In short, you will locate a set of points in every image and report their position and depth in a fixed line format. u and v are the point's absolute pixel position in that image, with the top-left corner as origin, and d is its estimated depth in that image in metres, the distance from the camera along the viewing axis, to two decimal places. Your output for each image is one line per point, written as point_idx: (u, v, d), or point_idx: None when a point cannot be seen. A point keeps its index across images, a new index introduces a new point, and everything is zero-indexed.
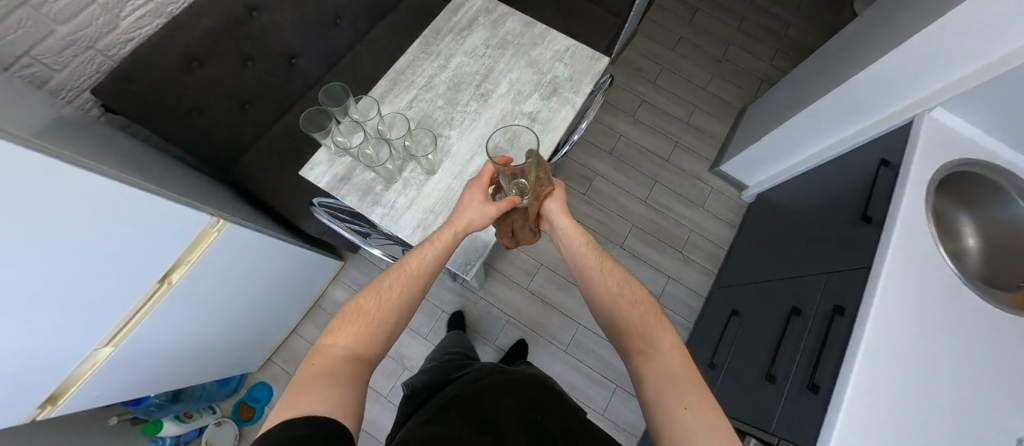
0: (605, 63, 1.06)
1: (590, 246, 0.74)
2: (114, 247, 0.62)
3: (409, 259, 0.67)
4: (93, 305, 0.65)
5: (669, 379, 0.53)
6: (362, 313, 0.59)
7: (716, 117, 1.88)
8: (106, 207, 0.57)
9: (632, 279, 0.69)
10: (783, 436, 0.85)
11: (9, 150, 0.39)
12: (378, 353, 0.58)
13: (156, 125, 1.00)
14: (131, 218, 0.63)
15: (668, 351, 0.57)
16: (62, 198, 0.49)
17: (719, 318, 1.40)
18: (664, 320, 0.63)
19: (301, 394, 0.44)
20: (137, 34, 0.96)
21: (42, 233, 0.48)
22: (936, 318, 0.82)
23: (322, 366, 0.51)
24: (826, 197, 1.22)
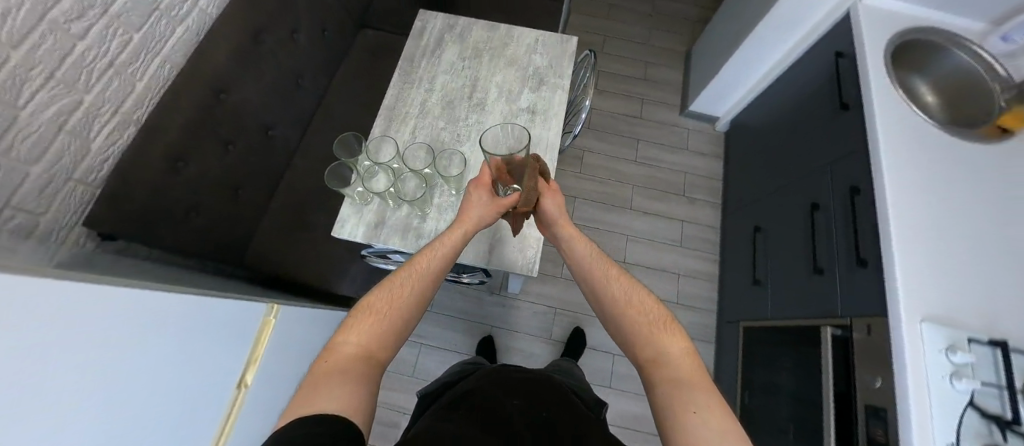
0: (576, 42, 1.12)
1: (597, 255, 0.73)
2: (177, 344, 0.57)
3: (419, 257, 0.68)
4: (179, 401, 0.55)
5: (678, 385, 0.54)
6: (374, 311, 0.60)
7: (668, 65, 2.00)
8: (154, 305, 0.53)
9: (641, 286, 0.69)
10: (853, 314, 0.93)
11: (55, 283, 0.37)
12: (390, 351, 0.59)
13: (159, 238, 0.93)
14: (175, 314, 0.57)
15: (677, 355, 0.59)
16: (113, 308, 0.45)
17: (743, 239, 1.48)
18: (675, 327, 0.63)
19: (315, 394, 0.47)
20: (111, 152, 0.91)
21: (114, 362, 0.43)
22: (934, 168, 0.93)
23: (335, 364, 0.53)
24: (795, 102, 1.34)
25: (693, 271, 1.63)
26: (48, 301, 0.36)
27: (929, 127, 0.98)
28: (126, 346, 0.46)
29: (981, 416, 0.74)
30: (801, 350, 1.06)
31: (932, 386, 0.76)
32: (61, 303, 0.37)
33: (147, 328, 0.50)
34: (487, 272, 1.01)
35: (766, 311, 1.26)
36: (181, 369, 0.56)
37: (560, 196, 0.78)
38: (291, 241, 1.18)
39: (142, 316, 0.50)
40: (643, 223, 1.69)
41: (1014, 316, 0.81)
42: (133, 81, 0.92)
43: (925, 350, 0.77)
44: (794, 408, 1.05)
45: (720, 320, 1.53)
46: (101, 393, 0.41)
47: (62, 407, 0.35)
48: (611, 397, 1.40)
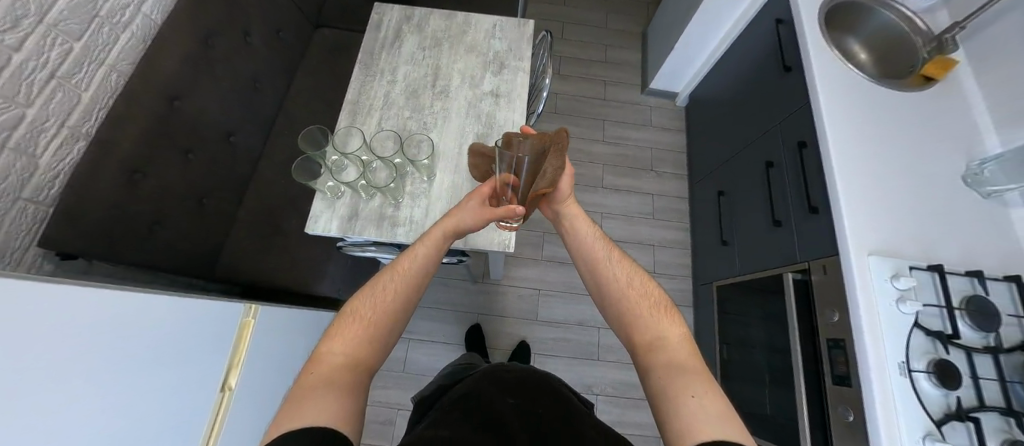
0: (532, 25, 1.15)
1: (598, 238, 0.78)
2: (142, 351, 0.57)
3: (402, 258, 0.68)
4: (142, 410, 0.55)
5: (674, 369, 0.56)
6: (360, 318, 0.59)
7: (627, 46, 2.06)
8: (122, 312, 0.56)
9: (648, 276, 0.73)
10: (810, 258, 1.00)
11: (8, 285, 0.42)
12: (378, 356, 0.58)
13: (120, 254, 0.90)
14: (138, 322, 0.58)
15: (676, 340, 0.62)
16: (69, 315, 0.48)
17: (710, 205, 1.56)
18: (674, 314, 0.66)
19: (302, 404, 0.45)
20: (60, 169, 0.87)
21: (60, 365, 0.45)
22: (869, 117, 1.01)
23: (322, 374, 0.51)
24: (745, 70, 1.42)
25: (667, 240, 1.69)
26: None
27: (862, 80, 1.06)
28: (19, 354, 0.41)
29: (926, 335, 0.81)
30: (768, 299, 1.13)
31: (883, 314, 0.82)
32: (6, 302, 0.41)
33: (78, 335, 0.48)
34: (466, 253, 1.03)
35: (735, 268, 1.33)
36: (144, 374, 0.57)
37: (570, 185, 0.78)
38: (263, 245, 1.14)
39: (100, 324, 0.52)
40: (616, 200, 1.74)
41: (949, 244, 0.89)
42: (78, 93, 0.89)
43: (874, 282, 0.84)
44: (767, 354, 1.11)
45: (696, 284, 1.60)
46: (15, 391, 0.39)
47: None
48: (600, 368, 1.45)
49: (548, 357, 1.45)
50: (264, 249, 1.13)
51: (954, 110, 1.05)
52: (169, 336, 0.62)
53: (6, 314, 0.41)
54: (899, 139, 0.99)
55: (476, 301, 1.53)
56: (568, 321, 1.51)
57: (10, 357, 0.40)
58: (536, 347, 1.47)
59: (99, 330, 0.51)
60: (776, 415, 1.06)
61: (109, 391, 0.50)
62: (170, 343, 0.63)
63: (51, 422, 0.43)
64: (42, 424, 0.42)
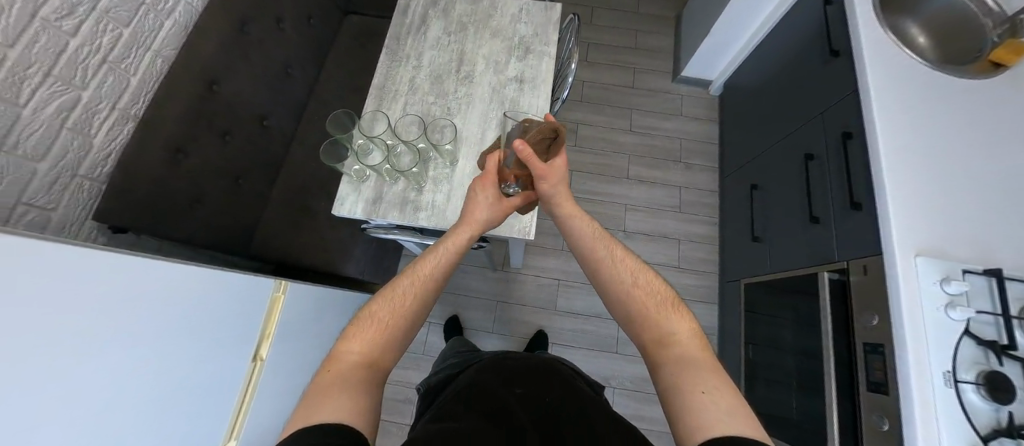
0: (559, 8, 1.12)
1: (597, 235, 0.75)
2: (183, 321, 0.61)
3: (419, 264, 0.68)
4: (178, 375, 0.59)
5: (686, 365, 0.55)
6: (374, 318, 0.61)
7: (659, 32, 1.97)
8: (169, 282, 0.59)
9: (647, 268, 0.71)
10: (849, 258, 0.94)
11: (79, 252, 0.45)
12: (392, 358, 0.60)
13: (164, 229, 0.96)
14: (183, 294, 0.62)
15: (686, 335, 0.60)
16: (127, 283, 0.52)
17: (742, 199, 1.49)
18: (680, 307, 0.65)
19: (320, 402, 0.47)
20: (112, 148, 0.94)
21: (119, 327, 0.49)
22: (925, 106, 0.93)
23: (339, 373, 0.53)
24: (786, 55, 1.33)
25: (694, 235, 1.64)
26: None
27: (920, 67, 0.97)
28: (77, 315, 0.44)
29: (977, 344, 0.75)
30: (800, 299, 1.08)
31: (929, 318, 0.77)
32: (71, 268, 0.44)
33: (131, 302, 0.52)
34: (488, 240, 1.03)
35: (766, 266, 1.27)
36: (184, 341, 0.60)
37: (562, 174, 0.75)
38: (293, 226, 1.18)
39: (148, 293, 0.55)
40: (641, 191, 1.70)
41: (1009, 248, 0.81)
42: (127, 77, 0.95)
43: (919, 284, 0.79)
44: (797, 356, 1.07)
45: (722, 281, 1.55)
46: (71, 349, 0.43)
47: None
48: (618, 361, 1.44)
49: (565, 348, 1.45)
50: (294, 230, 1.18)
51: None
52: (206, 308, 0.66)
53: (75, 278, 0.44)
54: (957, 132, 0.90)
55: (495, 288, 1.54)
56: (587, 313, 1.50)
57: (69, 318, 0.43)
58: (554, 338, 1.47)
59: (148, 298, 0.55)
60: (803, 419, 1.02)
61: (159, 348, 0.56)
62: (210, 311, 0.67)
63: (113, 375, 0.48)
64: (105, 376, 0.47)
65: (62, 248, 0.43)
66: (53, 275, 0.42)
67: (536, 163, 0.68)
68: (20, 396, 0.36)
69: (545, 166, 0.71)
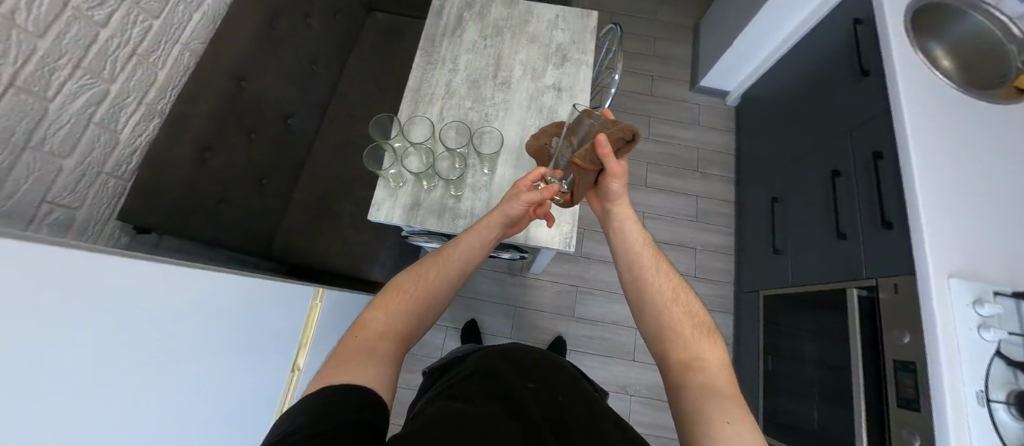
0: (596, 16, 1.11)
1: (646, 244, 0.66)
2: (227, 334, 0.58)
3: (451, 244, 0.62)
4: (222, 390, 0.56)
5: (712, 391, 0.47)
6: (404, 291, 0.55)
7: (677, 40, 1.98)
8: (218, 294, 0.57)
9: (688, 288, 0.62)
10: (878, 275, 0.96)
11: (139, 263, 0.42)
12: (417, 334, 0.54)
13: (188, 228, 0.92)
14: (229, 305, 0.59)
15: (715, 364, 0.51)
16: (179, 295, 0.49)
17: (761, 211, 1.50)
18: (715, 335, 0.56)
19: (339, 368, 0.43)
20: (138, 144, 0.90)
21: (172, 341, 0.46)
22: (956, 128, 0.95)
23: (362, 341, 0.48)
24: (810, 71, 1.34)
25: (710, 245, 1.66)
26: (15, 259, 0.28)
27: (950, 89, 0.99)
28: (139, 332, 0.41)
29: (1006, 365, 0.77)
30: (825, 314, 1.09)
31: (963, 339, 0.78)
32: (130, 279, 0.41)
33: (183, 314, 0.49)
34: (522, 249, 1.02)
35: (787, 279, 1.29)
36: (227, 355, 0.57)
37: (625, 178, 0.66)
38: (315, 227, 1.14)
39: (199, 303, 0.52)
40: (659, 200, 1.70)
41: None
42: (155, 70, 0.91)
43: (954, 306, 0.80)
44: (821, 369, 1.08)
45: (738, 291, 1.57)
46: (130, 366, 0.39)
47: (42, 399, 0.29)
48: (636, 370, 1.44)
49: (584, 355, 1.45)
50: (316, 232, 1.14)
51: None
52: (251, 317, 0.64)
53: (135, 291, 0.41)
54: (998, 155, 0.93)
55: (515, 294, 1.52)
56: (606, 320, 1.50)
57: (133, 336, 0.40)
58: (572, 345, 1.47)
59: (198, 308, 0.52)
60: (825, 431, 1.04)
61: (197, 365, 0.51)
62: (247, 323, 0.63)
63: (164, 393, 0.44)
64: (146, 393, 0.41)
65: (127, 258, 0.40)
66: (115, 289, 0.38)
67: (611, 161, 0.61)
68: (65, 430, 0.31)
69: (619, 165, 0.63)
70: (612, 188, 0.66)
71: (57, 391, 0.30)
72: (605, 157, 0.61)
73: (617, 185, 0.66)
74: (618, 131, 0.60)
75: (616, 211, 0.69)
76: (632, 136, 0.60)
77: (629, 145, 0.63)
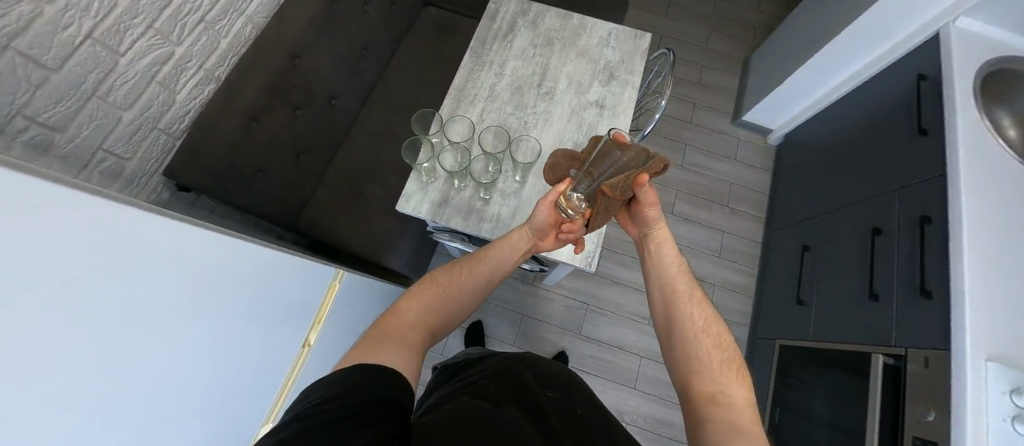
0: (648, 38, 1.11)
1: (680, 270, 0.63)
2: (253, 300, 0.59)
3: (488, 249, 0.63)
4: (240, 353, 0.57)
5: (735, 434, 0.44)
6: (437, 286, 0.56)
7: (725, 70, 1.94)
8: (253, 263, 0.58)
9: (721, 320, 0.58)
10: (909, 345, 0.91)
11: (196, 229, 0.43)
12: (443, 330, 0.54)
13: (226, 192, 0.95)
14: (259, 275, 0.60)
15: (740, 402, 0.48)
16: (221, 261, 0.49)
17: (789, 257, 1.45)
18: (744, 373, 0.52)
19: (369, 350, 0.43)
20: (192, 106, 0.94)
21: (208, 303, 0.47)
22: (1015, 203, 0.90)
23: (393, 328, 0.48)
24: (862, 121, 1.30)
25: (729, 283, 1.61)
26: (100, 217, 0.29)
27: (1014, 161, 0.94)
28: (184, 292, 0.42)
29: None
30: (845, 375, 1.05)
31: (993, 432, 0.73)
32: (189, 243, 0.42)
33: (221, 279, 0.50)
34: (542, 261, 1.01)
35: (809, 332, 1.24)
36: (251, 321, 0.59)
37: (657, 206, 0.62)
38: (341, 207, 1.16)
39: (237, 270, 0.53)
40: (684, 230, 1.67)
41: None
42: (219, 38, 0.95)
43: (988, 389, 0.75)
44: (832, 431, 1.04)
45: (753, 335, 1.53)
46: (170, 321, 0.40)
47: (95, 352, 0.30)
48: (636, 398, 1.41)
49: (585, 374, 1.43)
50: (341, 213, 1.15)
51: None
52: (278, 287, 0.66)
53: (189, 253, 0.42)
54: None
55: (524, 301, 1.51)
56: (611, 343, 1.48)
57: (177, 295, 0.41)
58: (575, 362, 1.45)
59: (235, 275, 0.53)
60: None
61: (228, 325, 0.53)
62: (274, 296, 0.65)
63: (194, 350, 0.45)
64: (179, 347, 0.42)
65: (188, 225, 0.41)
66: (173, 252, 0.39)
67: (644, 191, 0.59)
68: (105, 377, 0.32)
69: (647, 195, 0.60)
70: (647, 215, 0.64)
71: (112, 344, 0.32)
72: (637, 188, 0.58)
73: (653, 212, 0.63)
74: (650, 167, 0.56)
75: (652, 235, 0.66)
76: (660, 170, 0.56)
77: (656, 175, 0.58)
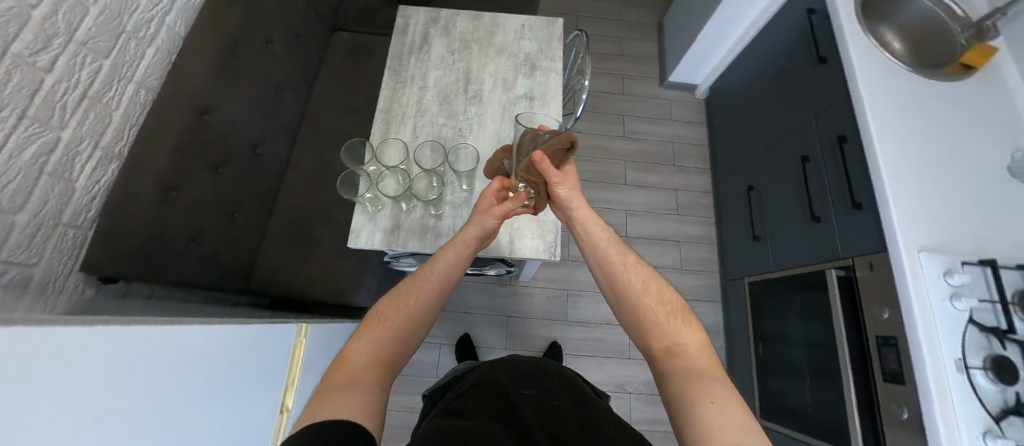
0: (561, 23, 1.13)
1: (612, 240, 0.63)
2: (221, 378, 0.55)
3: (427, 265, 0.60)
4: (216, 438, 0.53)
5: (694, 375, 0.45)
6: (384, 319, 0.53)
7: (643, 38, 2.02)
8: (213, 342, 0.54)
9: (660, 276, 0.59)
10: (854, 254, 0.99)
11: (134, 327, 0.40)
12: (400, 361, 0.52)
13: (161, 273, 0.89)
14: (223, 350, 0.57)
15: (695, 348, 0.49)
16: (175, 349, 0.46)
17: (739, 199, 1.54)
18: (691, 317, 0.54)
19: (319, 405, 0.40)
20: (97, 191, 0.86)
21: (168, 397, 0.43)
22: (916, 106, 0.97)
23: (344, 376, 0.45)
24: (772, 60, 1.38)
25: (692, 236, 1.69)
26: None
27: (902, 70, 1.02)
28: (132, 393, 0.38)
29: (981, 331, 0.78)
30: (806, 295, 1.13)
31: (937, 311, 0.79)
32: (124, 343, 0.38)
33: (178, 367, 0.46)
34: (508, 261, 1.02)
35: (770, 263, 1.32)
36: (222, 402, 0.55)
37: (574, 181, 0.63)
38: (293, 257, 1.11)
39: (194, 353, 0.50)
40: (640, 196, 1.73)
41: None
42: (109, 113, 0.87)
43: (926, 277, 0.81)
44: (807, 348, 1.11)
45: (724, 279, 1.61)
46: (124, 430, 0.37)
47: None
48: (632, 366, 1.45)
49: (580, 357, 1.46)
50: (294, 262, 1.11)
51: (998, 97, 1.01)
52: (245, 358, 0.62)
53: (129, 351, 0.39)
54: (957, 122, 0.96)
55: (505, 303, 1.51)
56: (598, 321, 1.51)
57: (124, 400, 0.37)
58: (568, 348, 1.46)
59: (193, 358, 0.50)
60: (816, 411, 1.06)
61: (195, 415, 0.48)
62: (241, 369, 0.60)
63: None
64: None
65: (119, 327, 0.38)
66: (107, 358, 0.36)
67: (551, 172, 0.59)
68: None
69: (557, 173, 0.60)
70: (558, 195, 0.62)
71: None
72: (545, 171, 0.58)
73: (564, 191, 0.61)
74: (549, 146, 0.55)
75: (575, 216, 0.64)
76: (566, 145, 0.55)
77: (569, 152, 0.56)
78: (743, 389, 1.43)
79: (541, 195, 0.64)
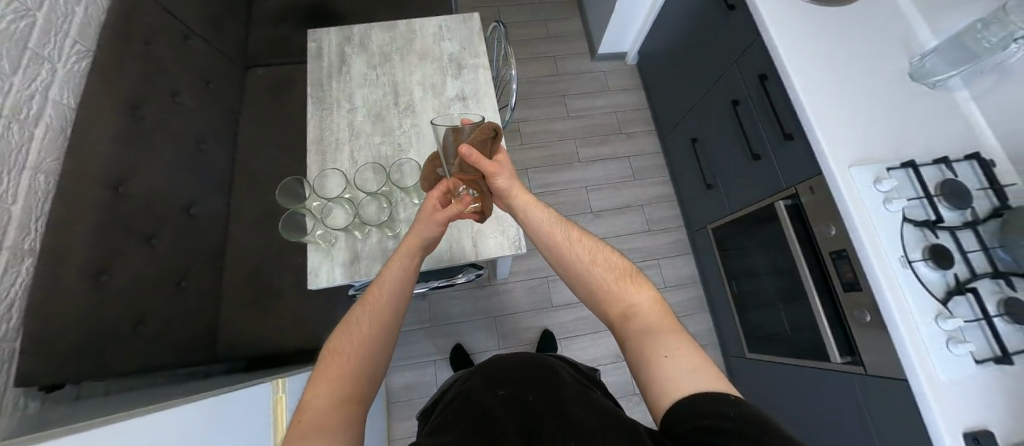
0: (478, 17, 1.11)
1: (555, 221, 0.63)
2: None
3: (371, 290, 0.58)
4: None
5: (651, 332, 0.46)
6: (340, 355, 0.51)
7: (565, 16, 2.04)
8: (182, 421, 0.50)
9: (603, 244, 0.61)
10: (795, 183, 1.05)
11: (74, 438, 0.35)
12: (368, 393, 0.49)
13: (111, 364, 0.81)
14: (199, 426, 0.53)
15: (648, 305, 0.51)
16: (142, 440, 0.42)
17: (687, 153, 1.60)
18: (639, 276, 0.56)
19: None
20: (13, 294, 0.76)
21: None
22: (819, 34, 1.03)
23: (306, 423, 0.42)
24: (686, 15, 1.43)
25: (652, 197, 1.75)
26: None
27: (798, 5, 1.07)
28: None
29: (916, 227, 0.83)
30: (763, 229, 1.19)
31: (874, 217, 0.85)
32: None
33: None
34: (476, 264, 1.02)
35: (726, 207, 1.39)
36: None
37: (509, 168, 0.65)
38: (257, 311, 1.06)
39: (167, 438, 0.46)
40: (595, 170, 1.76)
41: (941, 131, 0.92)
42: (6, 208, 0.78)
43: (859, 188, 0.86)
44: (774, 277, 1.17)
45: (690, 231, 1.67)
46: None
47: None
48: None
49: (573, 338, 1.48)
50: (261, 316, 1.06)
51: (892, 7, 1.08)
52: (224, 428, 0.58)
53: None
54: (858, 40, 1.02)
55: (489, 303, 1.51)
56: None
57: None
58: (559, 332, 1.48)
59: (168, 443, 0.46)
60: (794, 332, 1.12)
61: None
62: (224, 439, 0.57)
63: None
64: None
65: None
66: None
67: (485, 164, 0.59)
68: None
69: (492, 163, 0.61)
70: (500, 185, 0.64)
71: None
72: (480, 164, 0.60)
73: (502, 181, 0.64)
74: (475, 136, 0.56)
75: (516, 203, 0.66)
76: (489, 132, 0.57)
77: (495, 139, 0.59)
78: (729, 328, 1.51)
79: (485, 190, 0.66)
